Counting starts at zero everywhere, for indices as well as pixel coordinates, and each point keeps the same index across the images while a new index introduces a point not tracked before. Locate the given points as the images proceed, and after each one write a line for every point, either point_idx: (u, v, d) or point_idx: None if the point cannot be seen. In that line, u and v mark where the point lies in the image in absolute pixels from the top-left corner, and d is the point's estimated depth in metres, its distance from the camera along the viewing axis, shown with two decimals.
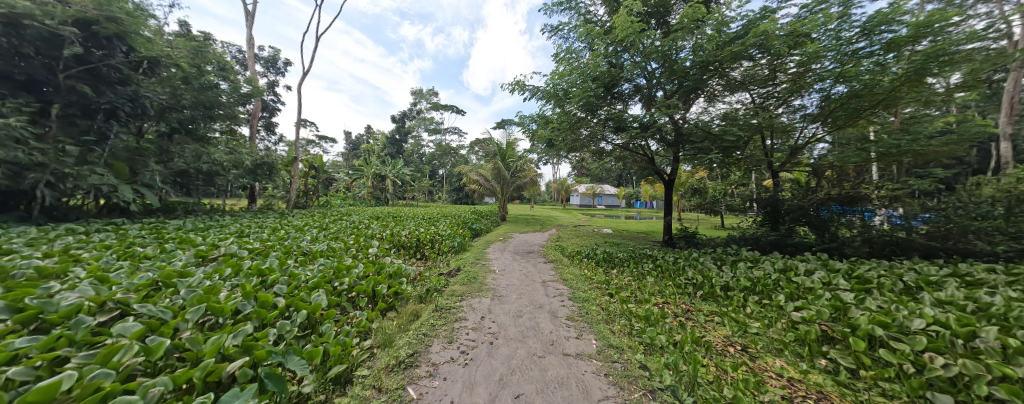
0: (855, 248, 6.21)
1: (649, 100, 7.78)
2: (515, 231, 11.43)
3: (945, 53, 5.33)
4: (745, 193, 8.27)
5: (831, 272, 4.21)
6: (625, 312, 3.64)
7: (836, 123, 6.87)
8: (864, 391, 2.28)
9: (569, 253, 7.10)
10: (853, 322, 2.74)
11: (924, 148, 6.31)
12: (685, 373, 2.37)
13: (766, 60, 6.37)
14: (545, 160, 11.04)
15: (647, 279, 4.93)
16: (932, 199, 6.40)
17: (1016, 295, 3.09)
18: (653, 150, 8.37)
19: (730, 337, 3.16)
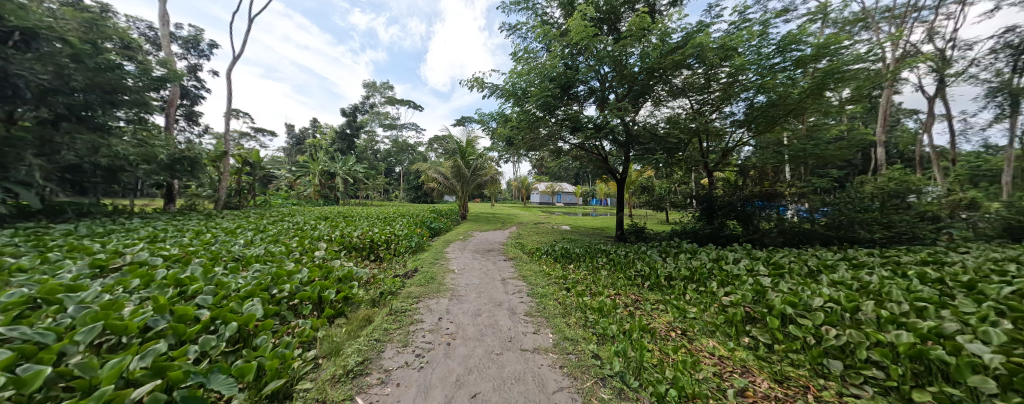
0: (773, 238, 7.13)
1: (602, 102, 8.16)
2: (475, 229, 11.34)
3: (839, 71, 6.31)
4: (686, 191, 9.04)
5: (754, 260, 4.79)
6: (580, 304, 3.79)
7: (758, 128, 7.79)
8: (778, 363, 2.62)
9: (528, 250, 7.22)
10: (770, 303, 3.14)
11: (825, 151, 7.42)
12: (632, 358, 2.53)
13: (703, 70, 7.02)
14: (505, 159, 11.09)
15: (601, 272, 5.19)
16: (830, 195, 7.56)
17: (886, 274, 3.78)
18: (607, 150, 8.82)
19: (672, 322, 3.44)
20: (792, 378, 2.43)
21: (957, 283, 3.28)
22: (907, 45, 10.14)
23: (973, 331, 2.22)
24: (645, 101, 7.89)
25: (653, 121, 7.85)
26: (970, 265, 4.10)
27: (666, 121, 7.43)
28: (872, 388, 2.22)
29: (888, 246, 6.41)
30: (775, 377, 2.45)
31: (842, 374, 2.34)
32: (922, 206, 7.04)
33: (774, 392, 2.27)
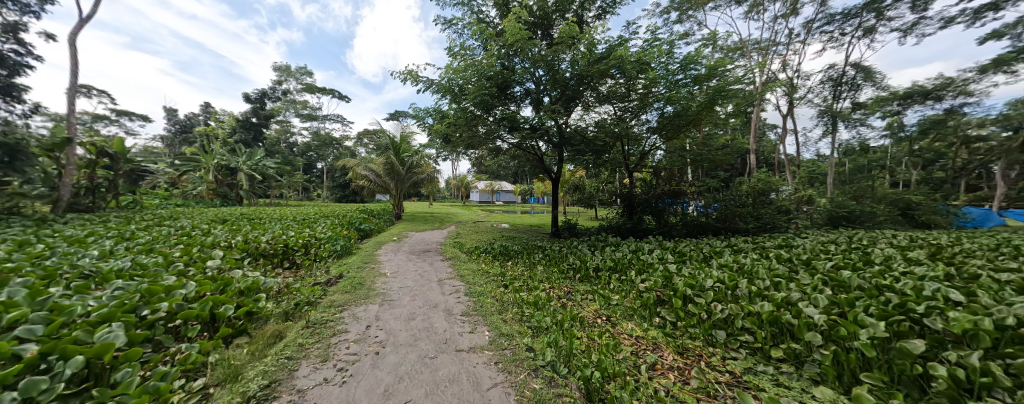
0: (679, 230, 8.29)
1: (537, 104, 8.40)
2: (411, 230, 10.80)
3: (724, 90, 7.59)
4: (612, 189, 9.90)
5: (665, 250, 5.48)
6: (517, 300, 3.89)
7: (668, 135, 8.92)
8: (681, 337, 3.05)
9: (467, 249, 7.15)
10: (676, 287, 3.63)
11: (716, 156, 8.87)
12: (563, 347, 2.69)
13: (624, 80, 7.69)
14: (443, 157, 10.79)
15: (537, 267, 5.39)
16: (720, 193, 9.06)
17: (757, 256, 4.70)
18: (542, 150, 9.14)
19: (598, 310, 3.74)
20: (690, 349, 2.85)
21: (801, 261, 4.23)
22: (770, 73, 12.67)
23: (809, 297, 2.88)
24: (576, 106, 8.25)
25: (583, 125, 8.38)
26: (810, 247, 5.31)
27: (594, 125, 8.04)
28: (745, 349, 2.73)
29: (759, 234, 7.94)
30: (677, 349, 2.85)
31: (726, 341, 2.83)
32: (781, 201, 8.88)
33: (676, 363, 2.63)
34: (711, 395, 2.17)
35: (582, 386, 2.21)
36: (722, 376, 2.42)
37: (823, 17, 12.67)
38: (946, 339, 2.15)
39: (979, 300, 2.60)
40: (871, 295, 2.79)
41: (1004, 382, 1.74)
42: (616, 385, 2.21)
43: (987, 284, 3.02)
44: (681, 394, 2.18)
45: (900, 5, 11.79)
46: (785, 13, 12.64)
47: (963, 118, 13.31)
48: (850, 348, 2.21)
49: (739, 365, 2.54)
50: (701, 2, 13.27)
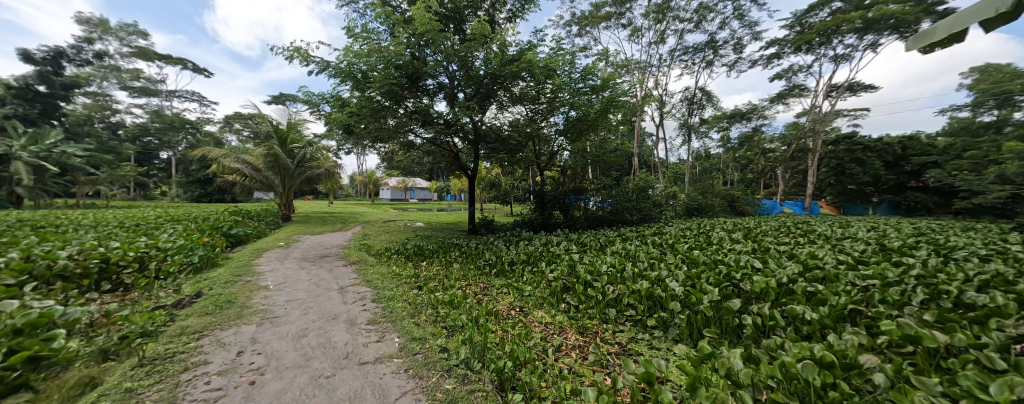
0: (581, 223, 9.24)
1: (451, 99, 8.14)
2: (303, 233, 9.29)
3: (615, 100, 8.75)
4: (525, 186, 10.41)
5: (571, 242, 6.03)
6: (431, 301, 3.72)
7: (572, 137, 9.80)
8: (582, 318, 3.39)
9: (375, 251, 6.53)
10: (579, 274, 4.01)
11: (610, 158, 10.15)
12: (477, 342, 2.69)
13: (533, 84, 8.08)
14: (344, 150, 9.60)
15: (453, 265, 5.25)
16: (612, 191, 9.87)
17: (641, 243, 5.55)
18: (458, 147, 8.87)
19: (512, 303, 3.86)
20: (589, 328, 3.19)
21: (671, 245, 5.18)
22: (647, 89, 15.16)
23: (674, 274, 3.54)
24: (491, 104, 8.37)
25: (498, 123, 8.46)
26: (677, 234, 6.56)
27: (508, 124, 8.26)
28: (630, 322, 3.21)
29: (643, 225, 9.44)
30: (579, 330, 3.17)
31: (616, 317, 3.28)
32: (656, 197, 10.75)
33: (578, 342, 2.92)
34: (604, 366, 2.47)
35: (495, 378, 2.24)
36: (612, 348, 2.78)
37: (681, 48, 15.73)
38: (754, 298, 2.93)
39: (774, 266, 3.61)
40: (713, 269, 3.61)
41: (783, 323, 2.47)
42: (526, 371, 2.32)
43: (775, 254, 4.27)
44: (581, 369, 2.41)
45: (728, 47, 15.53)
46: (656, 41, 15.24)
47: (765, 135, 18.35)
48: (699, 310, 2.81)
49: (625, 336, 2.96)
50: (596, 21, 14.98)
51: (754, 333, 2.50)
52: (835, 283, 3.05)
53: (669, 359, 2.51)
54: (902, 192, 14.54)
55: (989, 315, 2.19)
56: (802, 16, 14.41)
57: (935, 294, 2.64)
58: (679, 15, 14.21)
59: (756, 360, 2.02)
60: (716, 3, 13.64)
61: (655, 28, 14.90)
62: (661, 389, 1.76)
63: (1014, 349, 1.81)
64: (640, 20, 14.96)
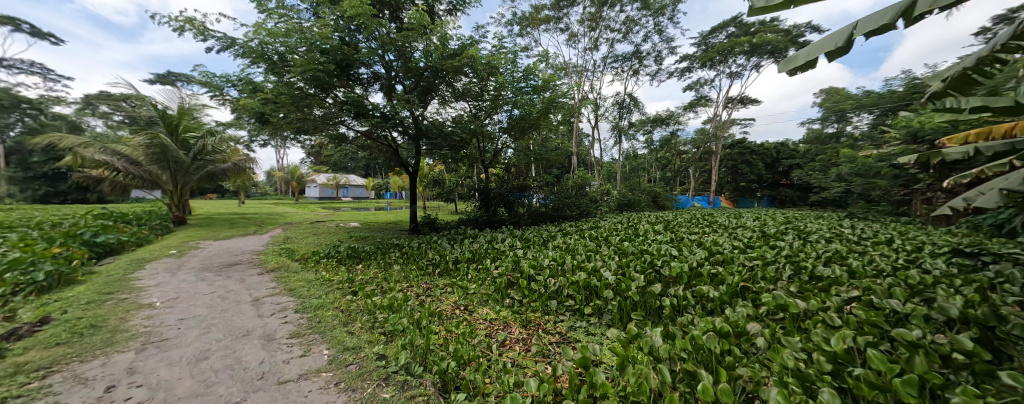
0: (525, 220, 9.46)
1: (389, 92, 7.63)
2: (206, 238, 7.89)
3: (554, 101, 9.14)
4: (469, 184, 10.30)
5: (515, 238, 6.14)
6: (366, 306, 3.42)
7: (516, 135, 9.97)
8: (526, 312, 3.43)
9: (301, 256, 5.82)
10: (522, 270, 4.07)
11: (551, 157, 10.54)
12: (419, 345, 2.54)
13: (477, 80, 7.97)
14: (259, 141, 8.39)
15: (393, 267, 4.91)
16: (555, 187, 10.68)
17: (580, 237, 5.86)
18: (397, 142, 8.31)
19: (456, 302, 3.71)
20: (531, 321, 3.23)
21: (607, 238, 5.55)
22: (583, 92, 16.12)
23: (609, 265, 3.79)
24: (432, 98, 8.04)
25: (441, 119, 8.15)
26: (611, 227, 7.10)
27: (452, 120, 8.05)
28: (569, 311, 3.35)
29: (581, 220, 10.04)
30: (522, 323, 3.20)
31: (557, 308, 3.39)
32: (592, 193, 11.52)
33: (522, 335, 2.96)
34: (545, 355, 2.54)
35: (437, 381, 2.16)
36: (552, 338, 2.88)
37: (612, 56, 17.04)
38: (674, 282, 3.31)
39: (691, 254, 4.08)
40: (641, 258, 3.96)
41: (693, 302, 2.85)
42: (470, 369, 2.26)
43: (691, 243, 4.87)
44: (523, 362, 2.44)
45: (651, 58, 17.26)
46: (591, 47, 16.25)
47: (680, 139, 20.90)
48: (628, 296, 3.08)
49: (564, 325, 3.08)
50: (536, 23, 15.42)
51: (672, 313, 2.82)
52: (735, 265, 3.59)
53: (603, 343, 2.68)
54: (778, 189, 17.85)
55: (833, 284, 2.81)
56: (707, 37, 16.67)
57: (802, 270, 3.27)
58: (610, 25, 15.34)
59: (674, 336, 2.29)
60: (641, 18, 15.05)
61: (589, 35, 15.86)
62: (595, 372, 1.88)
63: (849, 309, 2.34)
64: (576, 26, 15.78)
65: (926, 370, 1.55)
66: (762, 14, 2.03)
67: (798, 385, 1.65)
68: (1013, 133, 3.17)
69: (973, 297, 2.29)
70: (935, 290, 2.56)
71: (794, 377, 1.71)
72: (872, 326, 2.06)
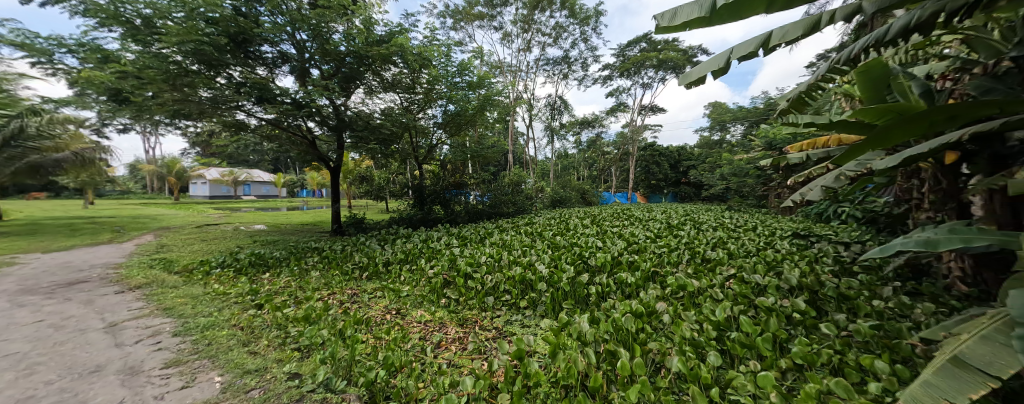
0: (462, 217, 9.29)
1: (302, 76, 6.70)
2: (31, 250, 5.93)
3: (489, 100, 9.20)
4: (402, 180, 9.71)
5: (451, 236, 5.99)
6: (273, 321, 2.84)
7: (451, 131, 9.72)
8: (462, 310, 3.30)
9: (184, 267, 4.76)
10: (459, 268, 3.95)
11: (487, 154, 10.53)
12: (343, 358, 2.24)
13: (408, 72, 7.51)
14: (117, 125, 6.61)
15: (311, 274, 4.32)
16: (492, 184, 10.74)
17: (515, 234, 5.99)
18: (314, 134, 7.34)
19: (387, 306, 3.40)
20: (468, 319, 3.12)
21: (542, 234, 5.76)
22: (517, 92, 16.49)
23: (544, 260, 3.91)
24: (356, 87, 7.18)
25: (367, 110, 7.47)
26: (545, 223, 7.40)
27: (381, 111, 7.47)
28: (505, 306, 3.34)
29: (517, 216, 10.28)
30: (458, 322, 3.05)
31: (494, 304, 3.34)
32: (527, 190, 11.87)
33: (458, 334, 2.83)
34: (481, 352, 2.49)
35: (364, 393, 1.92)
36: (489, 333, 2.82)
37: (544, 59, 17.76)
38: (600, 271, 3.59)
39: (616, 245, 4.46)
40: (573, 252, 4.20)
41: (614, 288, 3.15)
42: (402, 377, 2.09)
43: (614, 235, 5.35)
44: (460, 362, 2.34)
45: (578, 64, 18.43)
46: (524, 49, 16.67)
47: (604, 140, 22.82)
48: (560, 287, 3.24)
49: (501, 320, 3.04)
50: (469, 18, 15.21)
51: (598, 299, 3.05)
52: (650, 253, 4.05)
53: (538, 333, 2.74)
54: (680, 186, 20.85)
55: (718, 265, 3.39)
56: (625, 49, 18.48)
57: (699, 255, 3.86)
58: (541, 29, 15.93)
59: (598, 320, 2.48)
60: (569, 25, 15.94)
61: (522, 36, 16.23)
62: (529, 362, 1.94)
63: (730, 285, 2.86)
64: (509, 26, 16.00)
65: (776, 328, 2.00)
66: (666, 33, 2.31)
67: (693, 351, 1.95)
68: (829, 144, 4.22)
69: (805, 269, 3.00)
70: (783, 265, 3.29)
71: (690, 345, 2.03)
72: (745, 298, 2.55)
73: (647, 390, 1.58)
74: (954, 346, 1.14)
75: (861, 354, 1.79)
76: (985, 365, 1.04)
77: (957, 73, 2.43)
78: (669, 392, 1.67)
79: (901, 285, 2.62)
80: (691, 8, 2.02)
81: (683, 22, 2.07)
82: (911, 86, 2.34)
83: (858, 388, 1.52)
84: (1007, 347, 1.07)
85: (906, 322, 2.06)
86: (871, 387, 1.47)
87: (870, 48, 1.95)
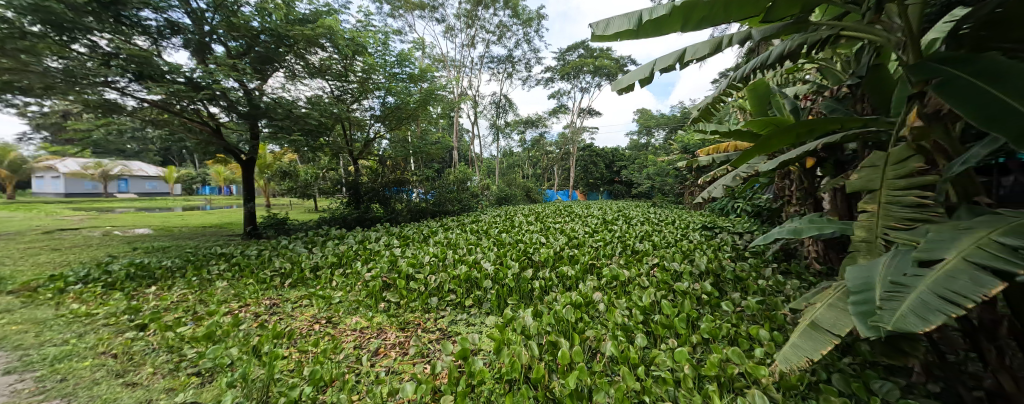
0: (403, 216, 8.83)
1: (201, 52, 5.64)
2: None
3: (432, 94, 8.91)
4: (333, 176, 8.86)
5: (390, 236, 5.65)
6: (162, 342, 2.34)
7: (390, 125, 9.16)
8: (404, 313, 3.12)
9: (27, 285, 3.68)
10: (401, 270, 3.74)
11: (430, 150, 10.17)
12: (259, 378, 1.95)
13: (339, 57, 6.88)
14: None
15: (216, 284, 3.68)
16: (435, 181, 10.38)
17: (460, 232, 5.90)
18: (219, 121, 6.27)
19: (315, 316, 3.07)
20: (410, 322, 2.97)
21: (487, 232, 5.77)
22: (461, 87, 16.18)
23: (489, 258, 3.90)
24: (274, 70, 6.26)
25: (290, 98, 6.50)
26: (490, 221, 7.40)
27: (305, 99, 6.67)
28: (450, 306, 3.24)
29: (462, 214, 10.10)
30: (399, 326, 2.88)
31: (438, 304, 3.21)
32: (472, 188, 11.74)
33: (398, 339, 2.67)
34: (424, 355, 2.39)
35: None
36: (432, 335, 2.72)
37: (488, 57, 17.69)
38: (544, 266, 3.72)
39: (558, 241, 4.65)
40: (517, 249, 4.29)
41: (556, 282, 3.28)
42: (333, 392, 1.90)
43: (556, 231, 5.58)
44: (401, 368, 2.21)
45: (522, 65, 18.74)
46: (468, 44, 16.39)
47: (547, 140, 23.67)
48: (505, 284, 3.27)
49: (445, 320, 2.95)
50: (409, 7, 14.45)
51: (542, 293, 3.14)
52: (588, 248, 4.32)
53: (483, 331, 2.71)
54: (614, 184, 22.64)
55: (645, 256, 3.75)
56: (565, 54, 19.35)
57: (630, 247, 4.23)
58: (485, 26, 15.84)
59: (541, 313, 2.57)
60: (512, 25, 16.11)
61: (466, 31, 15.95)
62: (473, 360, 1.92)
63: (654, 274, 3.19)
64: (453, 19, 15.57)
65: (689, 309, 2.29)
66: (600, 42, 2.47)
67: (623, 335, 2.13)
68: (728, 150, 4.95)
69: (712, 257, 3.49)
70: (695, 253, 3.77)
71: (621, 329, 2.22)
72: (666, 284, 2.87)
73: (584, 376, 1.68)
74: (811, 314, 1.43)
75: (750, 325, 2.14)
76: (831, 326, 1.32)
77: (814, 95, 3.03)
78: (603, 374, 1.81)
79: (778, 267, 3.19)
80: (621, 20, 2.19)
81: (615, 33, 2.23)
82: (784, 103, 2.87)
83: (747, 354, 1.82)
84: (845, 311, 1.36)
85: (780, 296, 2.53)
86: (756, 352, 1.77)
87: (757, 70, 2.32)
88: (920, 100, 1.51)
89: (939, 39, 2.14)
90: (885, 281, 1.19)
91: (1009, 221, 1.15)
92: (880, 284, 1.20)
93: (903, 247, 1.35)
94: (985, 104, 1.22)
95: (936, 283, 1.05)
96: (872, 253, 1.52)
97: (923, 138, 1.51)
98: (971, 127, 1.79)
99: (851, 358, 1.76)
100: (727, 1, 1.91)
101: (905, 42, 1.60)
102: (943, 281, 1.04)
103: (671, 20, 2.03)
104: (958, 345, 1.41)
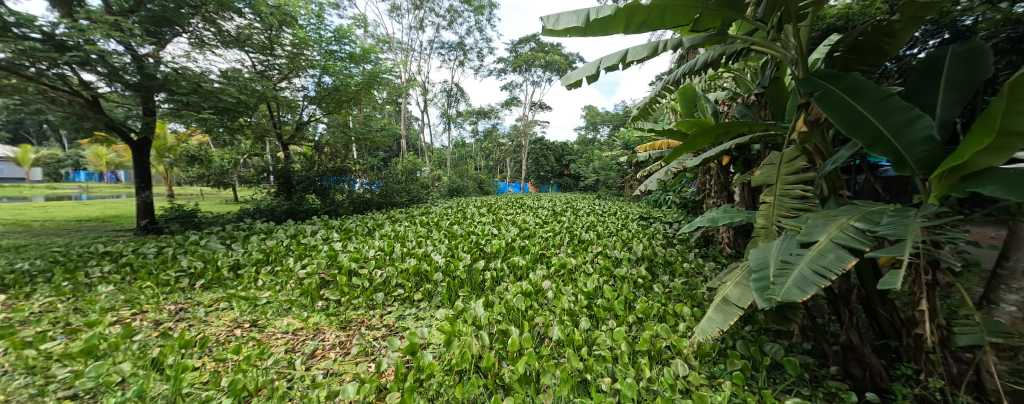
0: (344, 208, 8.16)
1: (67, 3, 4.49)
2: None
3: (377, 78, 8.34)
4: (258, 163, 7.84)
5: (330, 229, 5.22)
6: (18, 363, 1.87)
7: (328, 108, 8.35)
8: (345, 311, 2.91)
9: None
10: (341, 265, 3.46)
11: (375, 137, 9.52)
12: (162, 394, 1.67)
13: (262, 27, 6.04)
14: None
15: (101, 289, 3.05)
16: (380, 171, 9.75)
17: (408, 224, 5.67)
18: (99, 91, 5.10)
19: (237, 319, 2.72)
20: (353, 320, 2.77)
21: (437, 223, 5.60)
22: (409, 72, 15.32)
23: (439, 251, 3.81)
24: (174, 34, 5.24)
25: (198, 68, 5.52)
26: (441, 212, 7.24)
27: (219, 71, 5.75)
28: (398, 300, 3.10)
29: (411, 206, 9.66)
30: (340, 325, 2.68)
31: (384, 300, 3.06)
32: (422, 178, 11.26)
33: (338, 339, 2.49)
34: (368, 354, 2.26)
35: None
36: (377, 332, 2.58)
37: (438, 43, 16.94)
38: (495, 257, 3.76)
39: (509, 232, 4.71)
40: (469, 240, 4.29)
41: (507, 272, 3.35)
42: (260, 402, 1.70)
43: (508, 222, 5.66)
44: (342, 368, 2.07)
45: (473, 53, 18.28)
46: (416, 26, 15.47)
47: (498, 132, 23.61)
48: (456, 276, 3.21)
49: (392, 316, 2.82)
50: None
51: (493, 284, 3.18)
52: (538, 238, 4.46)
53: (433, 324, 2.65)
54: (562, 177, 23.43)
55: (590, 245, 3.98)
56: (517, 46, 19.35)
57: (577, 237, 4.45)
58: (434, 9, 15.11)
59: (492, 304, 2.58)
60: (463, 11, 15.58)
61: (413, 13, 15.06)
62: (422, 354, 1.87)
63: (598, 261, 3.41)
64: None
65: (626, 292, 2.51)
66: (550, 36, 2.49)
67: (569, 319, 2.26)
68: (662, 147, 5.43)
69: (647, 245, 3.83)
70: (633, 241, 4.11)
71: (568, 314, 2.34)
72: (608, 270, 3.09)
73: (532, 360, 1.73)
74: (723, 292, 1.64)
75: (675, 304, 2.42)
76: (737, 301, 1.54)
77: (730, 101, 3.44)
78: (550, 357, 1.90)
79: (699, 252, 3.62)
80: (570, 17, 2.24)
81: (564, 28, 2.27)
82: (707, 107, 3.22)
83: (673, 329, 2.06)
84: (747, 288, 1.59)
85: (700, 277, 2.89)
86: (680, 328, 2.00)
87: (686, 75, 2.55)
88: (806, 110, 1.80)
89: (820, 60, 2.55)
90: (778, 260, 1.42)
91: (860, 210, 1.45)
92: (773, 263, 1.42)
93: (790, 232, 1.62)
94: (853, 116, 1.51)
95: (812, 260, 1.28)
96: (769, 238, 1.79)
97: (807, 141, 1.81)
98: (839, 134, 2.21)
99: (750, 326, 2.09)
100: (663, 7, 2.05)
101: (796, 59, 1.88)
102: (817, 258, 1.27)
103: (615, 21, 2.12)
104: (826, 312, 1.74)
